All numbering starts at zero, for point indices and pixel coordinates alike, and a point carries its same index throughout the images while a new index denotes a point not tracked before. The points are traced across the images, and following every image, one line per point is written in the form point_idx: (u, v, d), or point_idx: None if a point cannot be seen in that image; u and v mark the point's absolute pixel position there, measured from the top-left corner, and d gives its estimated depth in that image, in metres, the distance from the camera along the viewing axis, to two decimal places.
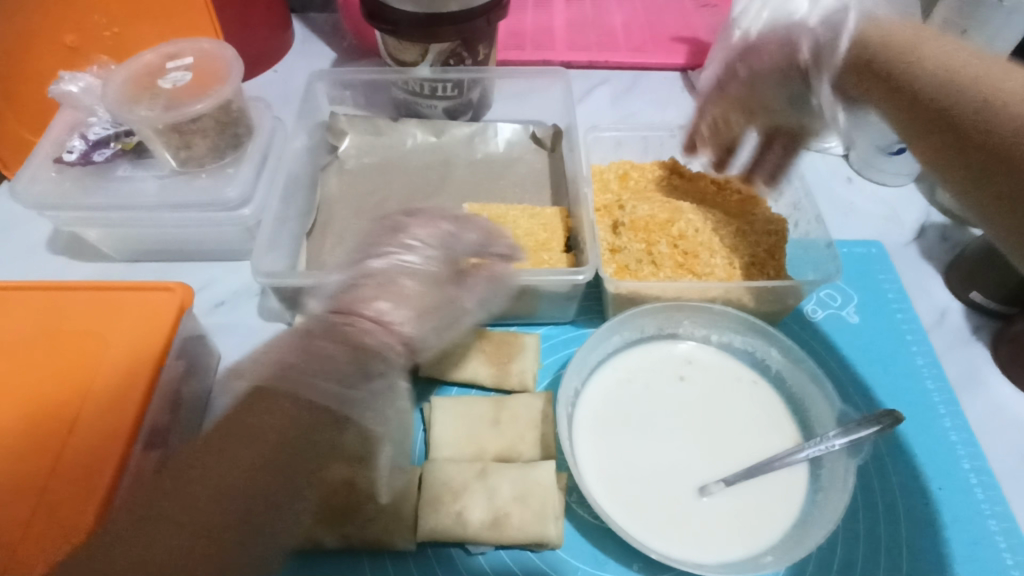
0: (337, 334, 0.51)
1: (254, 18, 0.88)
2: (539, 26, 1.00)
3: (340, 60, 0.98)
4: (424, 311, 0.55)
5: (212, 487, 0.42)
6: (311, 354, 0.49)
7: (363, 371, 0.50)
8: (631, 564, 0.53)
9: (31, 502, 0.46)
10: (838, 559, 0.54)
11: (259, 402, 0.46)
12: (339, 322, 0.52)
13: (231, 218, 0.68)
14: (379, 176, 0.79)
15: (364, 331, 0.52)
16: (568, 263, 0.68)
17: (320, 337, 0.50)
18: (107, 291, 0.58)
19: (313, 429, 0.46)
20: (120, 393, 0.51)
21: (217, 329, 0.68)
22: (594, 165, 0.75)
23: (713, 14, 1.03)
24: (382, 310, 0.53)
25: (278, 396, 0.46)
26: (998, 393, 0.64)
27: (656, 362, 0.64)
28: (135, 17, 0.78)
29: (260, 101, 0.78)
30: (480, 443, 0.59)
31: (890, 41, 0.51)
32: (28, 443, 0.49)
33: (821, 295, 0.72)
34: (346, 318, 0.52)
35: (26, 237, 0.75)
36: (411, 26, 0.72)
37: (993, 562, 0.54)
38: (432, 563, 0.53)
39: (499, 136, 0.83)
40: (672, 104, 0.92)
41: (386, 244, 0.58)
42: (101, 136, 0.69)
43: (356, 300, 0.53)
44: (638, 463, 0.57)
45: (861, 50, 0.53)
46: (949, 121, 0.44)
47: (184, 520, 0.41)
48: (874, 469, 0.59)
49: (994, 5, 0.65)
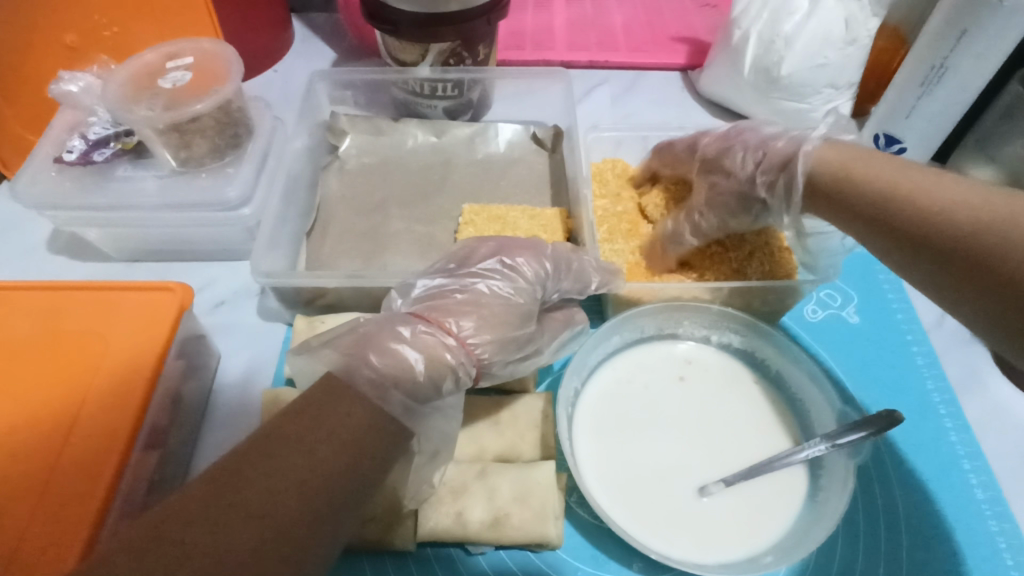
0: (418, 344, 0.48)
1: (254, 17, 0.87)
2: (539, 26, 1.00)
3: (340, 60, 0.98)
4: (509, 328, 0.53)
5: (263, 490, 0.37)
6: (389, 366, 0.46)
7: (433, 388, 0.48)
8: (632, 564, 0.53)
9: (32, 500, 0.46)
10: (838, 559, 0.54)
11: (315, 394, 0.42)
12: (422, 332, 0.49)
13: (231, 218, 0.68)
14: (378, 176, 0.79)
15: (453, 346, 0.50)
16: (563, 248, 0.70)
17: (372, 351, 0.47)
18: (107, 290, 0.58)
19: (380, 443, 0.42)
20: (120, 392, 0.51)
21: (216, 329, 0.68)
22: (593, 163, 0.76)
23: (714, 13, 1.03)
24: (462, 326, 0.51)
25: (352, 391, 0.43)
26: (998, 394, 0.64)
27: (657, 363, 0.64)
28: (136, 17, 0.78)
29: (260, 100, 0.78)
30: (480, 443, 0.59)
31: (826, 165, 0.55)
32: (29, 441, 0.49)
33: (821, 295, 0.72)
34: (399, 336, 0.48)
35: (26, 237, 0.75)
36: (411, 27, 0.72)
37: (993, 564, 0.54)
38: (432, 563, 0.53)
39: (500, 136, 0.83)
40: (671, 104, 0.92)
41: (513, 253, 0.58)
42: (101, 136, 0.69)
43: (442, 312, 0.52)
44: (638, 463, 0.57)
45: (821, 180, 0.54)
46: (911, 237, 0.45)
47: (271, 507, 0.36)
48: (874, 470, 0.59)
49: (994, 6, 0.65)
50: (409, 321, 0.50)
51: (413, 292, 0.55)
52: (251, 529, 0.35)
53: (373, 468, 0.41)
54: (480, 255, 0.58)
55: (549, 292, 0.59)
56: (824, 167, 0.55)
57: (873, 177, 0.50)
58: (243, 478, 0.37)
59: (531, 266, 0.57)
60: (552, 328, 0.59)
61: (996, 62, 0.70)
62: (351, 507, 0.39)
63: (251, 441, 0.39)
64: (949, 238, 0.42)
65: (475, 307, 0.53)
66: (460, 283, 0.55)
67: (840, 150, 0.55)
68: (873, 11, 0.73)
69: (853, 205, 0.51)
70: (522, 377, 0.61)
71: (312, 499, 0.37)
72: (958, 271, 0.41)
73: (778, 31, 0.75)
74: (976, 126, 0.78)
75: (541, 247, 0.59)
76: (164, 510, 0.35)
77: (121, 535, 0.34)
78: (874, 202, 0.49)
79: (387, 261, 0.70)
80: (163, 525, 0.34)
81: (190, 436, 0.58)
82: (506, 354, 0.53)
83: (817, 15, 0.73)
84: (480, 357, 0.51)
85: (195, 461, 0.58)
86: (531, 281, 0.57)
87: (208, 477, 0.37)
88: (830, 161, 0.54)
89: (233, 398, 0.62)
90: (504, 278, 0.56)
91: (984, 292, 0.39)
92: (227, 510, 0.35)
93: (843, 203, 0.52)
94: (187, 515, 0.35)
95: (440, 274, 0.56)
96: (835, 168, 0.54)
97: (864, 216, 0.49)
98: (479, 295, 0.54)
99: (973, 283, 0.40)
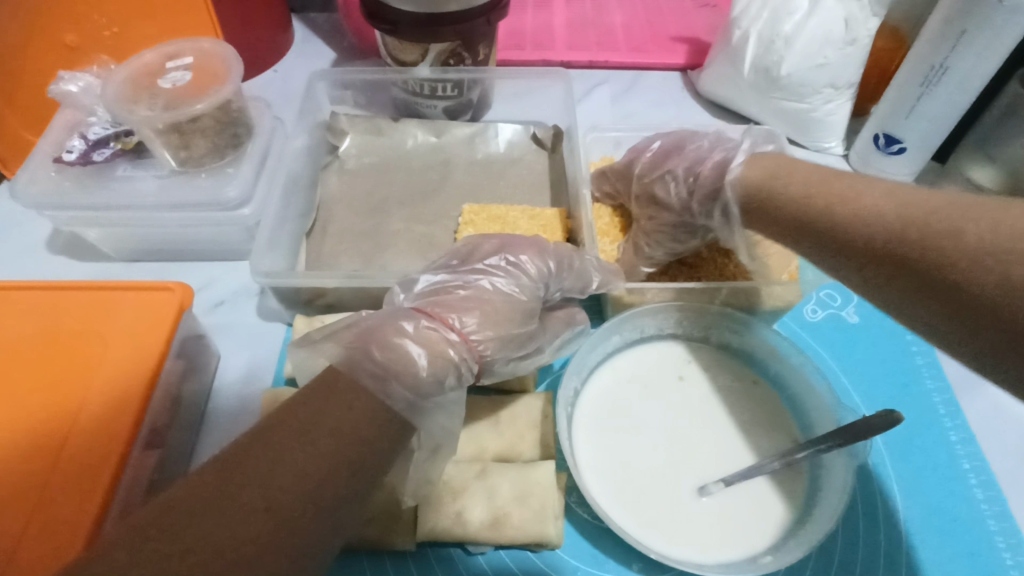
0: (421, 339, 0.48)
1: (254, 17, 0.87)
2: (539, 26, 1.00)
3: (340, 60, 0.98)
4: (511, 325, 0.53)
5: (261, 487, 0.36)
6: (391, 360, 0.46)
7: (435, 385, 0.48)
8: (632, 564, 0.53)
9: (33, 499, 0.46)
10: (837, 559, 0.54)
11: (314, 389, 0.42)
12: (425, 327, 0.49)
13: (231, 218, 0.68)
14: (378, 176, 0.79)
15: (455, 341, 0.50)
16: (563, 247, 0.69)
17: (374, 344, 0.46)
18: (107, 289, 0.58)
19: (379, 440, 0.42)
20: (120, 392, 0.51)
21: (216, 329, 0.68)
22: (594, 162, 0.76)
23: (714, 13, 1.03)
24: (465, 322, 0.51)
25: (352, 386, 0.43)
26: (998, 394, 0.64)
27: (656, 362, 0.64)
28: (136, 16, 0.78)
29: (259, 101, 0.78)
30: (480, 443, 0.59)
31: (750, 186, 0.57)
32: (30, 439, 0.49)
33: (820, 295, 0.72)
34: (401, 330, 0.48)
35: (26, 237, 0.75)
36: (410, 27, 0.72)
37: (993, 564, 0.54)
38: (432, 563, 0.53)
39: (500, 137, 0.83)
40: (671, 104, 0.92)
41: (517, 251, 0.58)
42: (101, 135, 0.69)
43: (444, 308, 0.52)
44: (637, 463, 0.57)
45: (745, 192, 0.57)
46: (824, 229, 0.48)
47: (271, 502, 0.36)
48: (874, 470, 0.59)
49: (994, 5, 0.65)
50: (412, 316, 0.50)
51: (416, 286, 0.55)
52: (248, 526, 0.35)
53: (373, 465, 0.41)
54: (482, 253, 0.57)
55: (552, 289, 0.59)
56: (748, 178, 0.57)
57: (790, 183, 0.53)
58: (241, 475, 0.37)
59: (535, 264, 0.57)
60: (553, 327, 0.58)
61: (996, 63, 0.70)
62: (351, 504, 0.39)
63: (251, 436, 0.39)
64: (859, 228, 0.45)
65: (479, 303, 0.53)
66: (463, 280, 0.55)
67: (763, 162, 0.58)
68: (873, 11, 0.72)
69: (775, 209, 0.53)
70: (523, 376, 0.61)
71: (310, 496, 0.37)
72: (869, 256, 0.44)
73: (778, 31, 0.75)
74: (976, 126, 0.78)
75: (544, 245, 0.59)
76: (163, 507, 0.35)
77: (122, 530, 0.34)
78: (795, 202, 0.51)
79: (387, 261, 0.70)
80: (162, 522, 0.34)
81: (190, 435, 0.58)
82: (509, 351, 0.53)
83: (818, 15, 0.73)
84: (482, 353, 0.51)
85: (195, 461, 0.58)
86: (534, 278, 0.57)
87: (206, 473, 0.36)
88: (753, 173, 0.57)
89: (233, 398, 0.62)
90: (507, 275, 0.56)
91: (894, 273, 0.42)
92: (227, 506, 0.35)
93: (765, 207, 0.54)
94: (186, 511, 0.35)
95: (443, 270, 0.56)
96: (760, 176, 0.56)
97: (785, 217, 0.52)
98: (483, 292, 0.54)
99: (884, 268, 0.43)
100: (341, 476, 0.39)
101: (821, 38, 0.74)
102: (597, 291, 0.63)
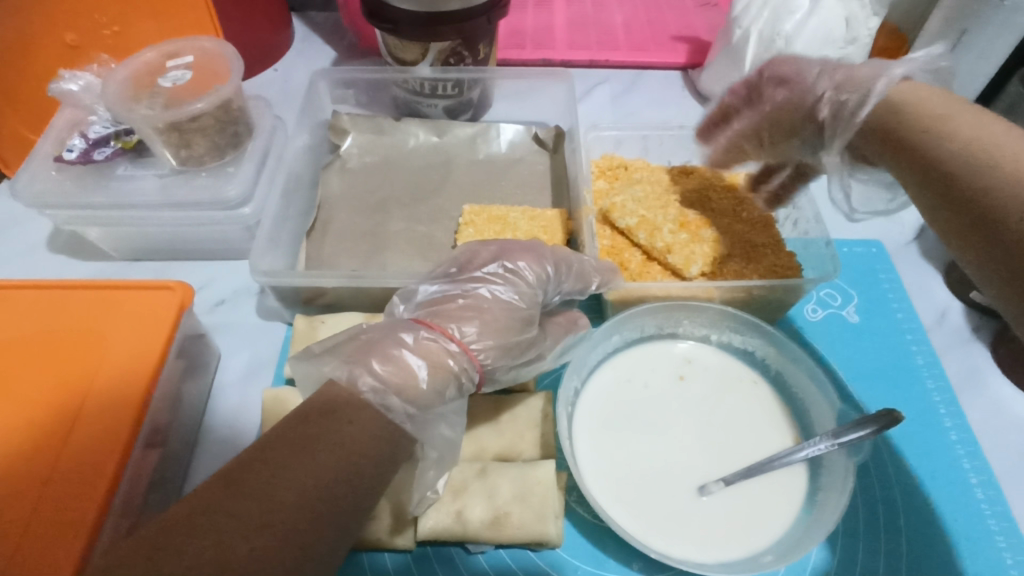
0: (420, 350, 0.48)
1: (254, 15, 0.87)
2: (539, 25, 1.00)
3: (340, 59, 0.98)
4: (511, 333, 0.53)
5: (261, 501, 0.36)
6: (390, 374, 0.45)
7: (436, 396, 0.48)
8: (632, 563, 0.54)
9: (30, 503, 0.46)
10: (838, 558, 0.54)
11: (316, 403, 0.42)
12: (424, 338, 0.49)
13: (231, 217, 0.68)
14: (379, 176, 0.79)
15: (455, 352, 0.50)
16: (562, 240, 0.70)
17: (373, 357, 0.46)
18: (107, 290, 0.58)
19: (382, 453, 0.42)
20: (120, 395, 0.51)
21: (217, 329, 0.68)
22: (594, 161, 0.76)
23: (715, 12, 1.03)
24: (465, 331, 0.51)
25: (351, 398, 0.43)
26: (998, 394, 0.65)
27: (656, 362, 0.64)
28: (137, 16, 0.77)
29: (260, 100, 0.78)
30: (480, 443, 0.59)
31: (903, 102, 0.47)
32: (26, 446, 0.49)
33: (821, 294, 0.72)
34: (401, 342, 0.48)
35: (26, 236, 0.75)
36: (411, 25, 0.71)
37: (993, 563, 0.54)
38: (433, 562, 0.53)
39: (502, 137, 0.83)
40: (671, 104, 0.92)
41: (514, 257, 0.57)
42: (101, 135, 0.69)
43: (444, 318, 0.52)
44: (638, 463, 0.57)
45: (880, 120, 0.49)
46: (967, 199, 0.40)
47: (272, 517, 0.36)
48: (874, 469, 0.59)
49: (994, 5, 0.65)
50: (412, 328, 0.49)
51: (416, 296, 0.55)
52: (247, 540, 0.35)
53: (375, 476, 0.41)
54: (481, 260, 0.57)
55: (552, 300, 0.59)
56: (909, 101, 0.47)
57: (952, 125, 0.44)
58: (242, 488, 0.37)
59: (533, 270, 0.57)
60: (554, 332, 0.59)
61: (996, 62, 0.69)
62: (353, 513, 0.39)
63: (253, 450, 0.39)
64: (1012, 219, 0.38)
65: (486, 315, 0.53)
66: (462, 288, 0.55)
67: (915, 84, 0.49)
68: (873, 11, 0.74)
69: (920, 149, 0.44)
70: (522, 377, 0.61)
71: (313, 510, 0.37)
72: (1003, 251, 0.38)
73: (778, 30, 0.75)
74: None
75: (541, 249, 0.59)
76: (165, 524, 0.35)
77: (119, 549, 0.34)
78: (931, 151, 0.43)
79: (387, 261, 0.70)
80: (165, 542, 0.34)
81: (190, 435, 0.58)
82: (511, 359, 0.53)
83: (818, 14, 0.73)
84: (483, 362, 0.51)
85: (194, 460, 0.58)
86: (536, 287, 0.57)
87: (207, 491, 0.36)
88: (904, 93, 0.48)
89: (234, 397, 0.62)
90: (505, 282, 0.56)
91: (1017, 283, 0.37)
92: (225, 520, 0.35)
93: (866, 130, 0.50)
94: (187, 528, 0.35)
95: (441, 279, 0.56)
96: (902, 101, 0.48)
97: (891, 139, 0.47)
98: (487, 302, 0.54)
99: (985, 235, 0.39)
100: (342, 488, 0.39)
101: (821, 37, 0.74)
102: (597, 291, 0.63)
